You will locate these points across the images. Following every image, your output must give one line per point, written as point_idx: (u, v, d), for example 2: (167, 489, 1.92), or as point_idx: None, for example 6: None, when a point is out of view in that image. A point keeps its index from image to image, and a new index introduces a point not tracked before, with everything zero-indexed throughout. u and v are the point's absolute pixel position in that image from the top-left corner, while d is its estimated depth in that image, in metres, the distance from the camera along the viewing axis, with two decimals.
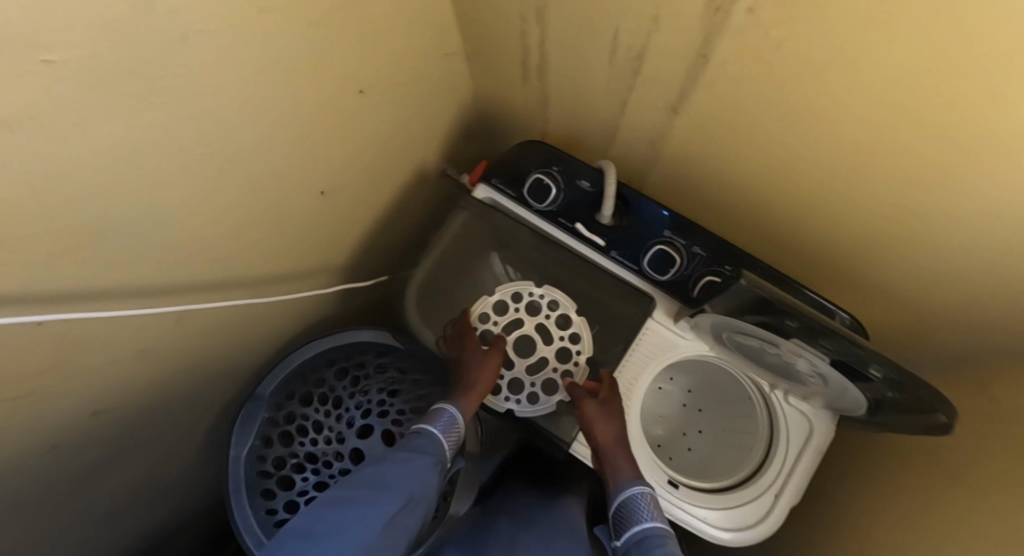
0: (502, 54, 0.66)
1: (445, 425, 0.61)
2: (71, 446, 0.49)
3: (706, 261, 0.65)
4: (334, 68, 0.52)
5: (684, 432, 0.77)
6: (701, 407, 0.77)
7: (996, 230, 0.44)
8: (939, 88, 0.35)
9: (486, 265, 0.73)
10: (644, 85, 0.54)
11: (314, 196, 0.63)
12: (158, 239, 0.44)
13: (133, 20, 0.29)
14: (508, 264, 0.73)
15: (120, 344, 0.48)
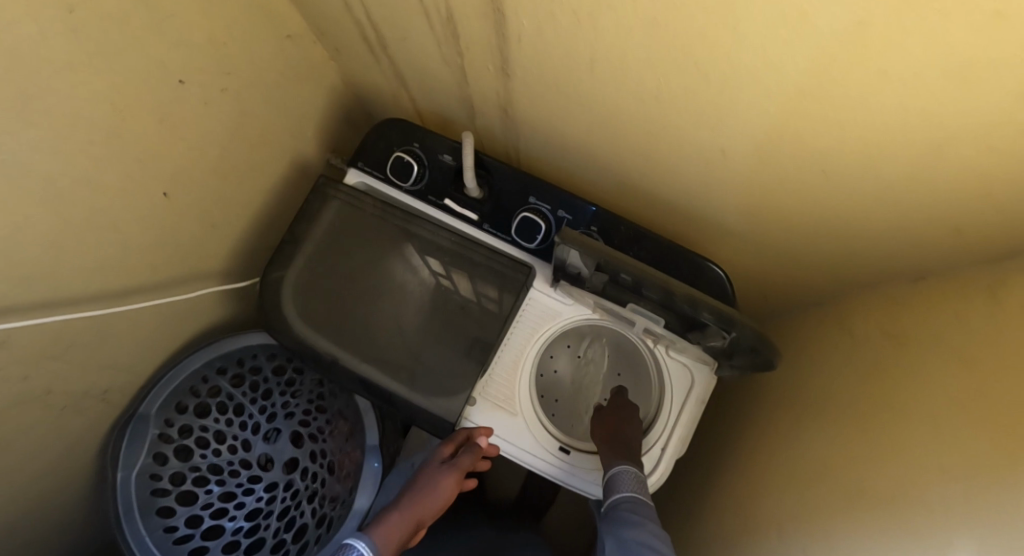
0: (340, 29, 0.61)
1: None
2: None
3: (574, 224, 0.63)
4: (131, 60, 0.48)
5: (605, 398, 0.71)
6: (620, 371, 0.70)
7: (813, 168, 0.42)
8: (701, 21, 0.32)
9: (387, 260, 0.66)
10: (469, 49, 0.50)
11: (156, 200, 0.59)
12: None
13: None
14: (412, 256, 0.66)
15: None
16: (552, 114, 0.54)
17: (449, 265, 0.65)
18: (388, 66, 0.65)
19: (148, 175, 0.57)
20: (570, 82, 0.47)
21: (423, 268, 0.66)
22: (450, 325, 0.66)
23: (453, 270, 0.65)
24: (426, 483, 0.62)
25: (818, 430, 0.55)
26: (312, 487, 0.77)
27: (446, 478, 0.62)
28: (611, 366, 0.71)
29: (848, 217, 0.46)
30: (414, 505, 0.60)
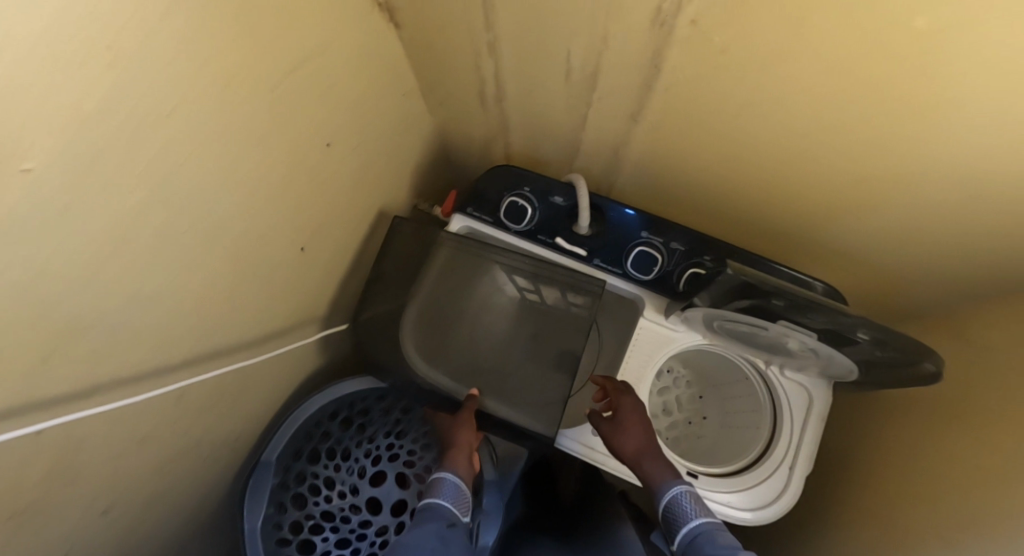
0: (458, 87, 0.67)
1: (449, 487, 0.60)
2: (82, 548, 0.48)
3: (688, 255, 0.66)
4: (301, 125, 0.52)
5: (689, 421, 0.80)
6: (701, 394, 0.81)
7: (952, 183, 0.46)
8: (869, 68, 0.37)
9: (488, 284, 0.73)
10: (600, 99, 0.55)
11: (298, 253, 0.62)
12: (144, 326, 0.43)
13: (94, 119, 0.30)
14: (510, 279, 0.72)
15: (120, 436, 0.47)
16: (676, 151, 0.58)
17: (535, 281, 0.72)
18: (499, 116, 0.69)
19: (296, 228, 0.60)
20: (711, 122, 0.51)
21: (508, 286, 0.73)
22: (524, 338, 0.73)
23: (542, 287, 0.71)
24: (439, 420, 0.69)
25: (973, 440, 0.56)
26: None
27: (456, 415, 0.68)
28: (692, 390, 0.81)
29: (981, 228, 0.50)
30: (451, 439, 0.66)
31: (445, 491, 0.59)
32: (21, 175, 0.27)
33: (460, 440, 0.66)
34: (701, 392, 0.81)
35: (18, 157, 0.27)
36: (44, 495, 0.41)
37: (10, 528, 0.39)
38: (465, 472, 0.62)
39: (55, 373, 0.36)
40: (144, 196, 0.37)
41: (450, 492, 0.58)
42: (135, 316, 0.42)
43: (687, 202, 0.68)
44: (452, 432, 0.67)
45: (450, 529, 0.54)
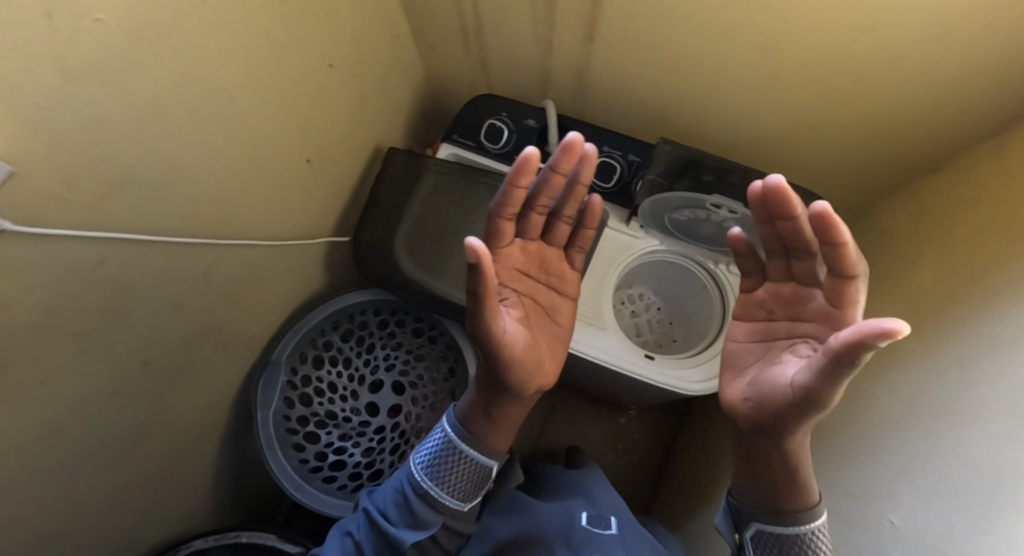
0: (443, 25, 0.76)
1: (435, 451, 0.59)
2: (126, 394, 0.57)
3: (642, 165, 0.75)
4: (307, 43, 0.61)
5: (662, 344, 0.87)
6: (672, 320, 0.88)
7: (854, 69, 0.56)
8: None
9: (470, 208, 0.80)
10: (562, 22, 0.64)
11: (304, 166, 0.72)
12: (178, 194, 0.52)
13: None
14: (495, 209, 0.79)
15: (157, 296, 0.55)
16: (631, 69, 0.68)
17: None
18: (479, 54, 0.79)
19: (302, 141, 0.69)
20: (656, 35, 0.61)
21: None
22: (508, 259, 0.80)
23: None
24: (500, 365, 0.55)
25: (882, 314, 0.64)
26: (417, 425, 0.86)
27: (516, 367, 0.56)
28: (663, 316, 0.89)
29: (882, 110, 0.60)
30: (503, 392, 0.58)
31: (428, 454, 0.59)
32: (98, 25, 0.36)
33: (511, 398, 0.58)
34: (672, 318, 0.89)
35: (98, 9, 0.36)
36: (101, 326, 0.50)
37: (76, 346, 0.48)
38: (500, 431, 0.60)
39: (114, 209, 0.45)
40: (183, 74, 0.47)
41: (423, 464, 0.58)
42: (174, 184, 0.51)
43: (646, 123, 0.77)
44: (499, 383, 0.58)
45: (421, 505, 0.57)
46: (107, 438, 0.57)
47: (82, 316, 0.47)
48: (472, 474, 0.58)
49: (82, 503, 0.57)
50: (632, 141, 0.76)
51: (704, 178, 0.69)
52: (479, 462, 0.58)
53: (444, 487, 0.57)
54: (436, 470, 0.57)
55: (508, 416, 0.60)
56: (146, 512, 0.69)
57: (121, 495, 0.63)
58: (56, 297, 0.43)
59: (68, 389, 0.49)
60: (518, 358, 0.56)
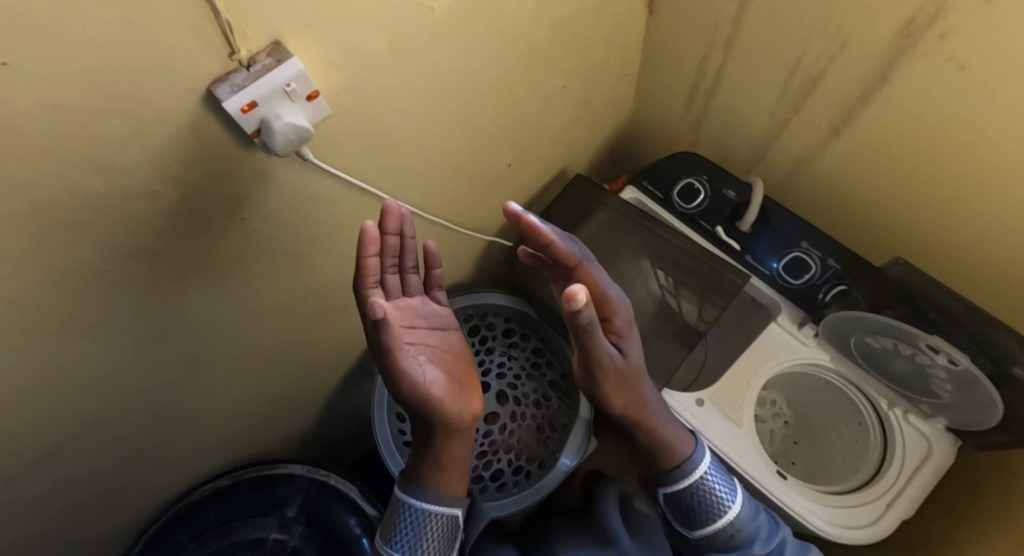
0: (675, 77, 0.76)
1: (400, 515, 0.58)
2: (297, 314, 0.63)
3: (841, 274, 0.68)
4: (555, 62, 0.66)
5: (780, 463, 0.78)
6: (797, 440, 0.80)
7: None
8: None
9: (636, 262, 0.81)
10: (811, 105, 0.62)
11: (503, 167, 0.75)
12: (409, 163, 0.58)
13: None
14: (657, 268, 0.80)
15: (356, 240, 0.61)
16: (865, 171, 0.62)
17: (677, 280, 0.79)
18: (699, 114, 0.78)
19: (511, 146, 0.73)
20: (917, 145, 0.55)
21: (652, 279, 0.81)
22: (659, 320, 0.79)
23: (693, 294, 0.77)
24: (433, 408, 0.53)
25: None
26: (509, 441, 0.85)
27: (445, 409, 0.54)
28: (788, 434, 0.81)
29: None
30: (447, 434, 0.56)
31: (397, 523, 0.58)
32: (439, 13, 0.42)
33: (450, 442, 0.57)
34: (797, 437, 0.80)
35: None
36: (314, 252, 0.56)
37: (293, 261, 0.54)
38: (446, 475, 0.59)
39: (353, 149, 0.51)
40: (453, 58, 0.52)
41: (401, 526, 0.57)
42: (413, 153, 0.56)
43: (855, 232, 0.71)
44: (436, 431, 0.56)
45: None
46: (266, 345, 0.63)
47: (290, 226, 0.53)
48: (446, 523, 0.59)
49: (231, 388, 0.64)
50: (836, 244, 0.69)
51: (931, 315, 0.57)
52: (436, 511, 0.58)
53: (421, 542, 0.57)
54: (410, 531, 0.57)
55: (454, 458, 0.58)
56: (261, 420, 0.75)
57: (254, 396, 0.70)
58: (282, 200, 0.49)
59: (255, 282, 0.56)
60: (456, 392, 0.55)
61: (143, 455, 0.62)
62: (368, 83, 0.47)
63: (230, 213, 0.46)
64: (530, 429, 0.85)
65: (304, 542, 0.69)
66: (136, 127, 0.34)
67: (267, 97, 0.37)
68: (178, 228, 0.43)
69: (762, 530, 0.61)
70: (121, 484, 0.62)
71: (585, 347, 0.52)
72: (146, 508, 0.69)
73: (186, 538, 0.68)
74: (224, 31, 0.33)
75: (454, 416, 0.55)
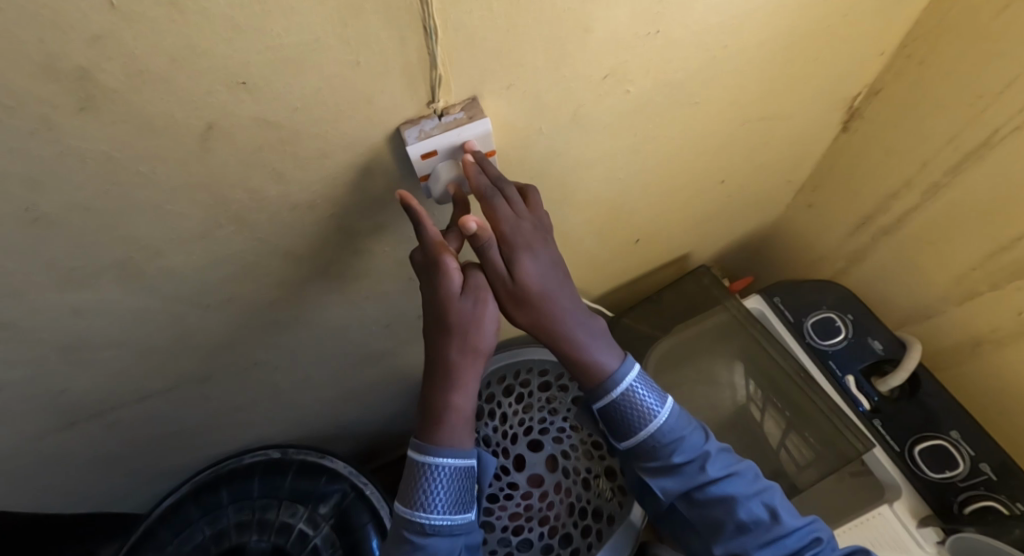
0: (848, 198, 0.69)
1: (432, 482, 0.44)
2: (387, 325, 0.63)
3: (993, 487, 0.57)
4: (722, 158, 0.62)
5: None
6: None
7: None
8: None
9: (734, 375, 0.75)
10: (1016, 291, 0.52)
11: (630, 242, 0.71)
12: None
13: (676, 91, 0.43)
14: (751, 381, 0.73)
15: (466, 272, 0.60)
16: None
17: (774, 409, 0.72)
18: (865, 246, 0.69)
19: (645, 225, 0.69)
20: None
21: (749, 400, 0.73)
22: (749, 450, 0.71)
23: (792, 434, 0.69)
24: (450, 334, 0.43)
25: None
26: (546, 513, 0.79)
27: (464, 340, 0.43)
28: None
29: None
30: (465, 362, 0.44)
31: (439, 489, 0.44)
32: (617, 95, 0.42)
33: (456, 380, 0.44)
34: None
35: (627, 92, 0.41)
36: None
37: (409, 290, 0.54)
38: (457, 422, 0.45)
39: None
40: (627, 137, 0.50)
41: (443, 487, 0.44)
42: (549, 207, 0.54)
43: (1012, 438, 0.59)
44: (455, 357, 0.43)
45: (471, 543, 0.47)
46: (347, 343, 0.64)
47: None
48: (468, 471, 0.46)
49: (308, 371, 0.66)
50: (996, 450, 0.58)
51: None
52: (459, 467, 0.45)
53: (455, 501, 0.45)
54: (450, 491, 0.45)
55: (461, 409, 0.45)
56: (321, 407, 0.77)
57: (324, 384, 0.71)
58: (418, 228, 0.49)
59: (367, 293, 0.56)
60: (483, 330, 0.43)
61: (217, 413, 0.65)
62: (540, 145, 0.46)
63: (370, 233, 0.47)
64: (572, 509, 0.79)
65: (325, 545, 0.69)
66: (327, 148, 0.35)
67: (448, 149, 0.37)
68: (324, 236, 0.44)
69: (697, 451, 0.51)
70: (192, 432, 0.66)
71: (477, 249, 0.41)
72: (201, 456, 0.72)
73: (226, 499, 0.70)
74: (432, 84, 0.33)
75: (468, 349, 0.43)
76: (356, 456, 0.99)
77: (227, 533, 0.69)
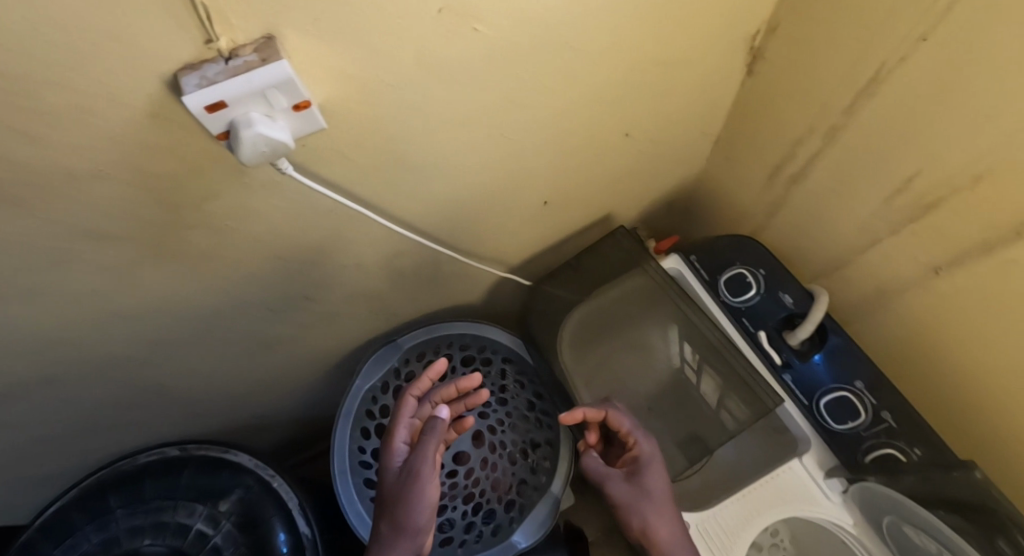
0: (759, 147, 0.65)
1: None
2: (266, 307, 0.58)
3: (893, 435, 0.56)
4: (619, 108, 0.57)
5: None
6: None
7: None
8: None
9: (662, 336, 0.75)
10: (911, 237, 0.51)
11: (537, 205, 0.67)
12: (418, 181, 0.51)
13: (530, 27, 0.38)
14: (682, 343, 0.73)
15: (345, 244, 0.55)
16: (964, 334, 0.50)
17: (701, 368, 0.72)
18: (777, 198, 0.67)
19: (548, 188, 0.65)
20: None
21: (678, 357, 0.74)
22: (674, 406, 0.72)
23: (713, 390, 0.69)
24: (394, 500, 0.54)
25: None
26: (471, 490, 0.77)
27: (403, 505, 0.53)
28: None
29: None
30: (393, 536, 0.53)
31: None
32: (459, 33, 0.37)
33: (402, 534, 0.53)
34: None
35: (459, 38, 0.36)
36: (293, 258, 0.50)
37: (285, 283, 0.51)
38: None
39: (361, 164, 0.45)
40: (497, 87, 0.45)
41: None
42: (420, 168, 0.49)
43: (913, 383, 0.59)
44: (387, 529, 0.54)
45: None
46: (223, 329, 0.58)
47: (280, 229, 0.48)
48: None
49: (186, 363, 0.60)
50: (895, 397, 0.56)
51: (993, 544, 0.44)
52: None
53: None
54: None
55: None
56: (221, 399, 0.72)
57: (213, 375, 0.66)
58: (267, 199, 0.44)
59: (231, 273, 0.51)
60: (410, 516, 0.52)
61: (86, 415, 0.59)
62: (387, 98, 0.40)
63: (199, 205, 0.41)
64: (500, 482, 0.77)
65: (227, 543, 0.65)
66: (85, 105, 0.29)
67: (241, 100, 0.31)
68: (134, 210, 0.38)
69: None
70: (60, 438, 0.60)
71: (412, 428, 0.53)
72: (84, 460, 0.67)
73: (116, 504, 0.65)
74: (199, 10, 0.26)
75: (411, 519, 0.52)
76: (281, 445, 0.94)
77: (119, 540, 0.64)
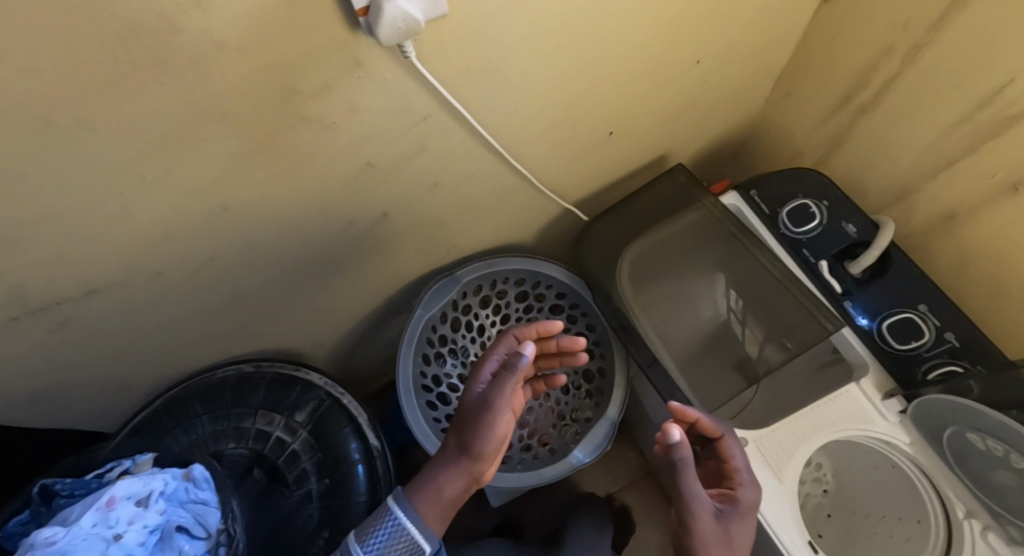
0: (828, 78, 0.66)
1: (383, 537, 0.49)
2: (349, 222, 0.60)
3: (956, 354, 0.58)
4: (696, 30, 0.58)
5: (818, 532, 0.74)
6: (833, 512, 0.75)
7: None
8: None
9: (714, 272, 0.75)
10: (989, 154, 0.51)
11: (603, 134, 0.68)
12: (504, 92, 0.52)
13: None
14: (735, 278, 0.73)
15: (428, 158, 0.57)
16: None
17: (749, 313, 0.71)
18: (843, 130, 0.67)
19: (616, 115, 0.66)
20: None
21: (722, 302, 0.73)
22: (723, 341, 0.72)
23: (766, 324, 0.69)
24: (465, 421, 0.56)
25: None
26: (525, 416, 0.80)
27: (469, 428, 0.54)
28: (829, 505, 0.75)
29: None
30: (456, 457, 0.55)
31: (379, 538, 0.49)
32: None
33: (461, 455, 0.55)
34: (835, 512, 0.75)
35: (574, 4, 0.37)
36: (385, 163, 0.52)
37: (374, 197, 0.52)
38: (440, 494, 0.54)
39: (459, 67, 0.47)
40: None
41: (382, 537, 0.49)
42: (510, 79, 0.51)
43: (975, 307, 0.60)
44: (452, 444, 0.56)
45: None
46: (307, 243, 0.61)
47: (376, 133, 0.50)
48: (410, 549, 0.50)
49: (269, 276, 0.63)
50: (958, 317, 0.59)
51: None
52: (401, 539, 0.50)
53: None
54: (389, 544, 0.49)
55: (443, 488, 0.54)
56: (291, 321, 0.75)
57: (289, 293, 0.69)
58: (371, 97, 0.46)
59: (323, 180, 0.53)
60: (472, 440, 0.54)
61: (177, 322, 0.62)
62: None
63: (313, 97, 0.43)
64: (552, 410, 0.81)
65: (304, 450, 0.69)
66: None
67: None
68: (260, 96, 0.40)
69: None
70: (152, 344, 0.63)
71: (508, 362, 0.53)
72: (167, 373, 0.70)
73: (199, 411, 0.69)
74: None
75: (473, 443, 0.54)
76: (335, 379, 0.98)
77: (203, 444, 0.68)
